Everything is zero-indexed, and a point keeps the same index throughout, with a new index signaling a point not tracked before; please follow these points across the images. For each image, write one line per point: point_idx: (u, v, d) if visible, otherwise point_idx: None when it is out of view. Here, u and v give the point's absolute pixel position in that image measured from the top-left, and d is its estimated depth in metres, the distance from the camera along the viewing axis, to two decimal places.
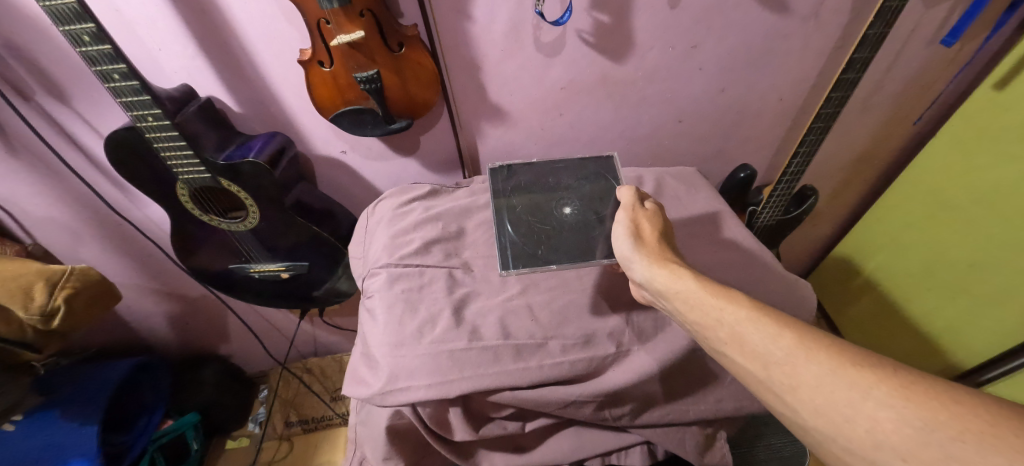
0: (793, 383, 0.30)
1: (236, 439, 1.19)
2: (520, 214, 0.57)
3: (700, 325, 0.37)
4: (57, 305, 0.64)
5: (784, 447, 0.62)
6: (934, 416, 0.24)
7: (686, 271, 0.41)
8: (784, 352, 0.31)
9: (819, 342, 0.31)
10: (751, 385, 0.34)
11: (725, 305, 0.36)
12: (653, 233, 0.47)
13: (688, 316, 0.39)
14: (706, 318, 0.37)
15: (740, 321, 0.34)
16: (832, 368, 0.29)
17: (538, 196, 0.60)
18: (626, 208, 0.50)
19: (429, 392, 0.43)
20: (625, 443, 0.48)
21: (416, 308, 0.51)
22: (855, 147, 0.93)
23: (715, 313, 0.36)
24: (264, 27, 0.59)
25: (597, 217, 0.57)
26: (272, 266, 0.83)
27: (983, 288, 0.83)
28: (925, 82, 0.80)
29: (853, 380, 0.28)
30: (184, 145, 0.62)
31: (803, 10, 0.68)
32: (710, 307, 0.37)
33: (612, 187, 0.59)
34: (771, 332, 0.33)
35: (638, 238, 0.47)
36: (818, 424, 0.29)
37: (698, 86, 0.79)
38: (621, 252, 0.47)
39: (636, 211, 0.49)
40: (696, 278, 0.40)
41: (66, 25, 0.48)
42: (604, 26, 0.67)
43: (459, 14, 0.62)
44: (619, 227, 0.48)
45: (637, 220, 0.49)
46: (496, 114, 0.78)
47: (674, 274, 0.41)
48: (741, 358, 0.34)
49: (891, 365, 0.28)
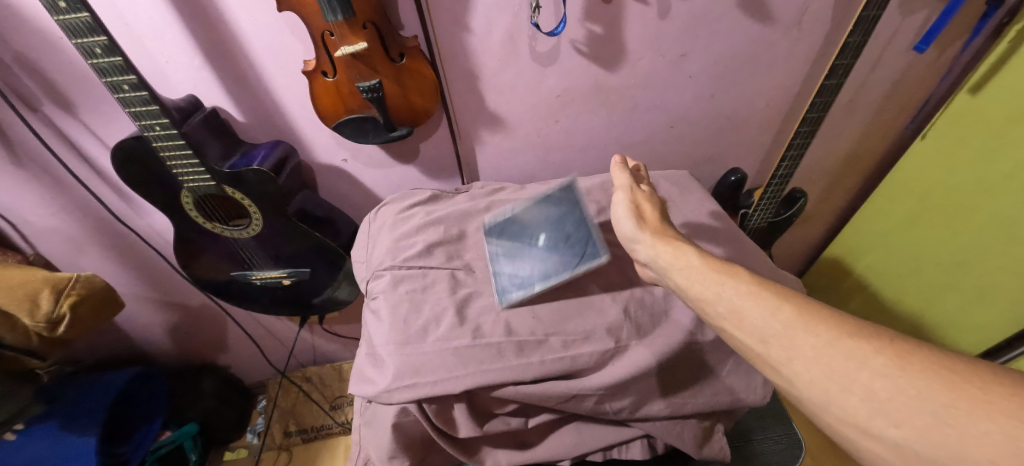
0: (789, 355, 0.32)
1: (235, 450, 1.17)
2: (508, 261, 0.59)
3: (700, 301, 0.39)
4: (62, 312, 0.64)
5: (781, 439, 0.63)
6: (928, 384, 0.26)
7: (688, 247, 0.43)
8: (781, 324, 0.33)
9: (817, 316, 0.32)
10: (751, 359, 0.35)
11: (725, 280, 0.38)
12: (654, 212, 0.49)
13: (689, 291, 0.40)
14: (706, 292, 0.39)
15: (740, 295, 0.36)
16: (830, 340, 0.31)
17: (516, 235, 0.62)
18: (624, 189, 0.52)
19: (434, 388, 0.44)
20: (626, 438, 0.49)
21: (419, 307, 0.53)
22: (842, 150, 0.96)
23: (714, 288, 0.38)
24: (268, 39, 0.62)
25: (572, 233, 0.59)
26: (274, 273, 0.83)
27: (970, 280, 0.85)
28: (905, 87, 0.84)
29: (850, 351, 0.29)
30: (189, 154, 0.63)
31: (786, 20, 0.72)
32: (711, 282, 0.39)
33: (576, 202, 0.62)
34: (770, 306, 0.34)
35: (639, 218, 0.48)
36: (812, 393, 0.30)
37: (687, 93, 0.81)
38: (625, 233, 0.49)
39: (636, 192, 0.51)
40: (698, 254, 0.42)
41: (79, 37, 0.50)
42: (597, 37, 0.70)
43: (458, 26, 0.65)
44: (622, 208, 0.50)
45: (637, 201, 0.50)
46: (493, 121, 0.80)
47: (677, 251, 0.43)
48: (739, 332, 0.36)
49: (888, 337, 0.29)
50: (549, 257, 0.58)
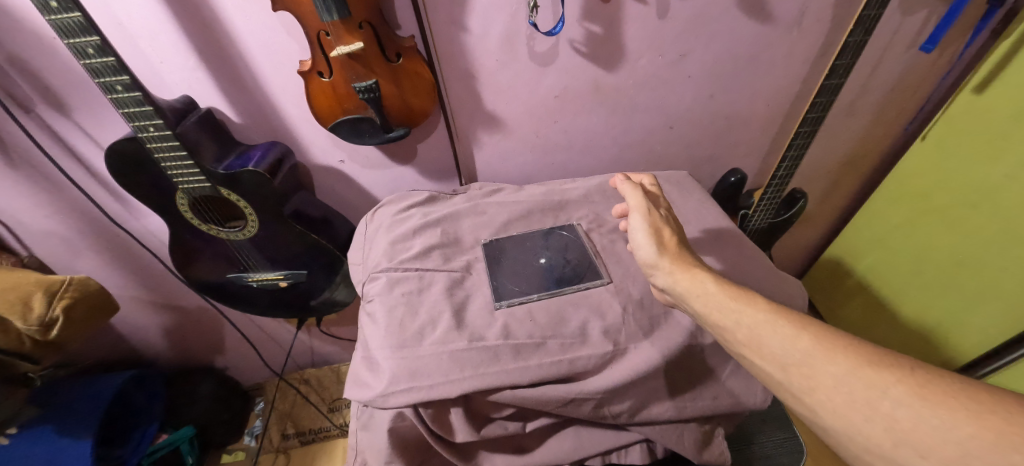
0: (811, 384, 0.33)
1: (231, 453, 1.16)
2: (506, 268, 0.58)
3: (720, 327, 0.40)
4: (56, 315, 0.64)
5: (782, 443, 0.63)
6: (950, 414, 0.27)
7: (706, 273, 0.43)
8: (801, 353, 0.34)
9: (837, 344, 0.33)
10: (773, 387, 0.36)
11: (744, 308, 0.39)
12: (673, 237, 0.48)
13: (707, 317, 0.41)
14: (725, 320, 0.40)
15: (758, 323, 0.37)
16: (851, 368, 0.32)
17: (517, 249, 0.61)
18: (641, 209, 0.50)
19: (429, 393, 0.44)
20: (624, 442, 0.48)
21: (416, 310, 0.52)
22: (842, 149, 0.96)
23: (733, 315, 0.39)
24: (264, 39, 0.61)
25: (571, 259, 0.59)
26: (270, 275, 0.83)
27: (971, 285, 0.84)
28: (906, 87, 0.83)
29: (871, 380, 0.30)
30: (184, 154, 0.62)
31: (785, 19, 0.72)
32: (729, 310, 0.40)
33: (579, 233, 0.63)
34: (789, 335, 0.35)
35: (660, 243, 0.47)
36: (836, 423, 0.31)
37: (687, 93, 0.81)
38: (644, 259, 0.48)
39: (655, 216, 0.49)
40: (714, 280, 0.43)
41: (71, 38, 0.49)
42: (596, 37, 0.69)
43: (455, 25, 0.64)
44: (641, 230, 0.48)
45: (658, 225, 0.49)
46: (491, 122, 0.79)
47: (695, 277, 0.43)
48: (760, 360, 0.37)
49: (910, 365, 0.30)
50: (546, 275, 0.57)
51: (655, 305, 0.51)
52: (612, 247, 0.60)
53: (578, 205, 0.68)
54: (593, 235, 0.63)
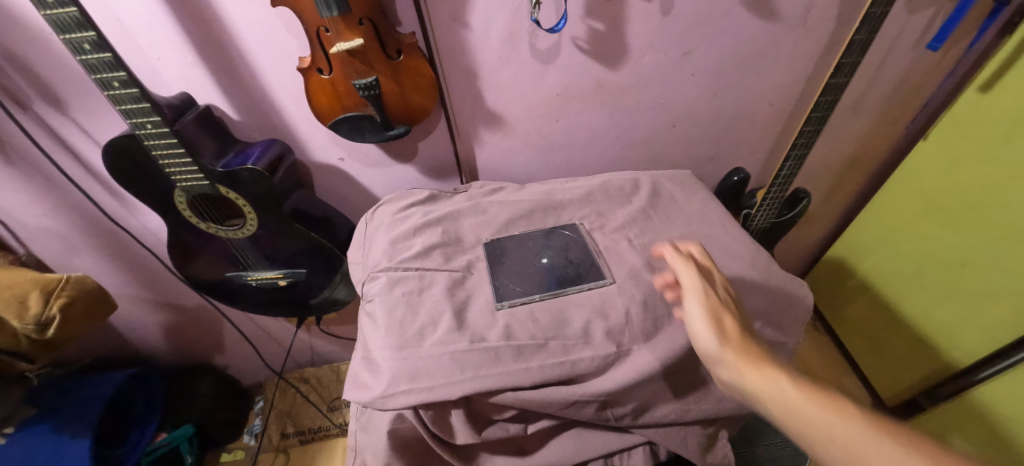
0: None
1: (231, 452, 1.16)
2: (508, 268, 0.58)
3: (809, 447, 0.31)
4: (52, 315, 0.63)
5: (786, 445, 0.63)
6: None
7: (784, 374, 0.35)
8: None
9: None
10: None
11: (838, 419, 0.30)
12: (736, 326, 0.39)
13: (792, 434, 0.32)
14: (815, 434, 0.31)
15: (857, 441, 0.28)
16: None
17: (519, 249, 0.61)
18: (696, 291, 0.42)
19: (428, 395, 0.43)
20: (626, 444, 0.48)
21: (416, 310, 0.51)
22: (846, 149, 0.95)
23: (824, 429, 0.30)
24: (263, 35, 0.60)
25: (574, 260, 0.58)
26: (269, 274, 0.82)
27: (974, 287, 0.84)
28: (911, 86, 0.82)
29: None
30: (182, 152, 0.62)
31: (790, 17, 0.71)
32: (821, 425, 0.31)
33: (581, 234, 0.62)
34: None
35: (722, 334, 0.39)
36: None
37: (690, 91, 0.80)
38: (702, 350, 0.39)
39: (713, 300, 0.41)
40: (797, 384, 0.34)
41: (67, 33, 0.48)
42: (599, 34, 0.69)
43: (456, 22, 0.63)
44: (698, 317, 0.40)
45: (719, 312, 0.40)
46: (492, 120, 0.78)
47: (768, 379, 0.35)
48: None
49: None
50: (548, 275, 0.56)
51: (659, 306, 0.51)
52: (615, 247, 0.60)
53: (580, 204, 0.67)
54: (596, 235, 0.62)
